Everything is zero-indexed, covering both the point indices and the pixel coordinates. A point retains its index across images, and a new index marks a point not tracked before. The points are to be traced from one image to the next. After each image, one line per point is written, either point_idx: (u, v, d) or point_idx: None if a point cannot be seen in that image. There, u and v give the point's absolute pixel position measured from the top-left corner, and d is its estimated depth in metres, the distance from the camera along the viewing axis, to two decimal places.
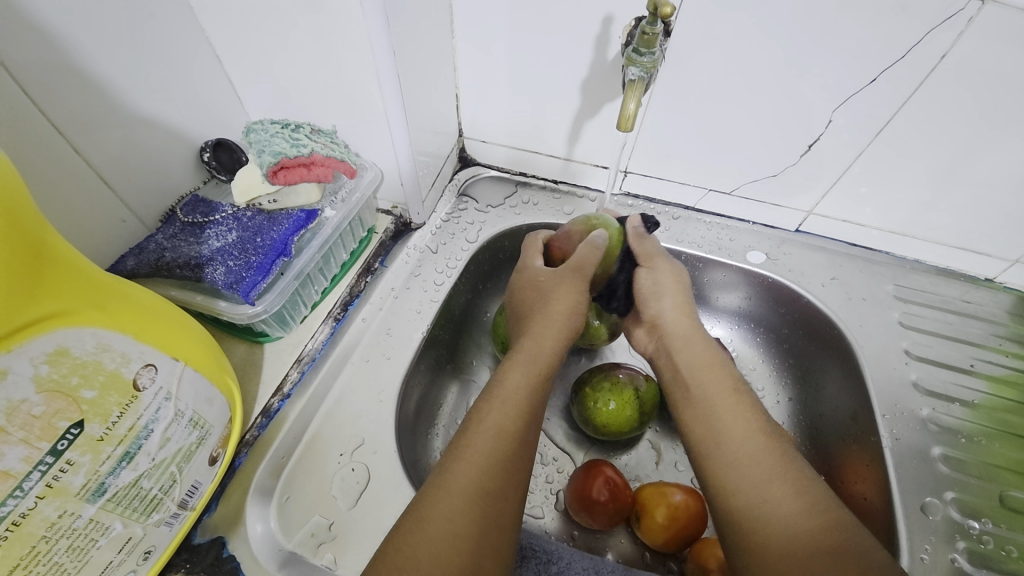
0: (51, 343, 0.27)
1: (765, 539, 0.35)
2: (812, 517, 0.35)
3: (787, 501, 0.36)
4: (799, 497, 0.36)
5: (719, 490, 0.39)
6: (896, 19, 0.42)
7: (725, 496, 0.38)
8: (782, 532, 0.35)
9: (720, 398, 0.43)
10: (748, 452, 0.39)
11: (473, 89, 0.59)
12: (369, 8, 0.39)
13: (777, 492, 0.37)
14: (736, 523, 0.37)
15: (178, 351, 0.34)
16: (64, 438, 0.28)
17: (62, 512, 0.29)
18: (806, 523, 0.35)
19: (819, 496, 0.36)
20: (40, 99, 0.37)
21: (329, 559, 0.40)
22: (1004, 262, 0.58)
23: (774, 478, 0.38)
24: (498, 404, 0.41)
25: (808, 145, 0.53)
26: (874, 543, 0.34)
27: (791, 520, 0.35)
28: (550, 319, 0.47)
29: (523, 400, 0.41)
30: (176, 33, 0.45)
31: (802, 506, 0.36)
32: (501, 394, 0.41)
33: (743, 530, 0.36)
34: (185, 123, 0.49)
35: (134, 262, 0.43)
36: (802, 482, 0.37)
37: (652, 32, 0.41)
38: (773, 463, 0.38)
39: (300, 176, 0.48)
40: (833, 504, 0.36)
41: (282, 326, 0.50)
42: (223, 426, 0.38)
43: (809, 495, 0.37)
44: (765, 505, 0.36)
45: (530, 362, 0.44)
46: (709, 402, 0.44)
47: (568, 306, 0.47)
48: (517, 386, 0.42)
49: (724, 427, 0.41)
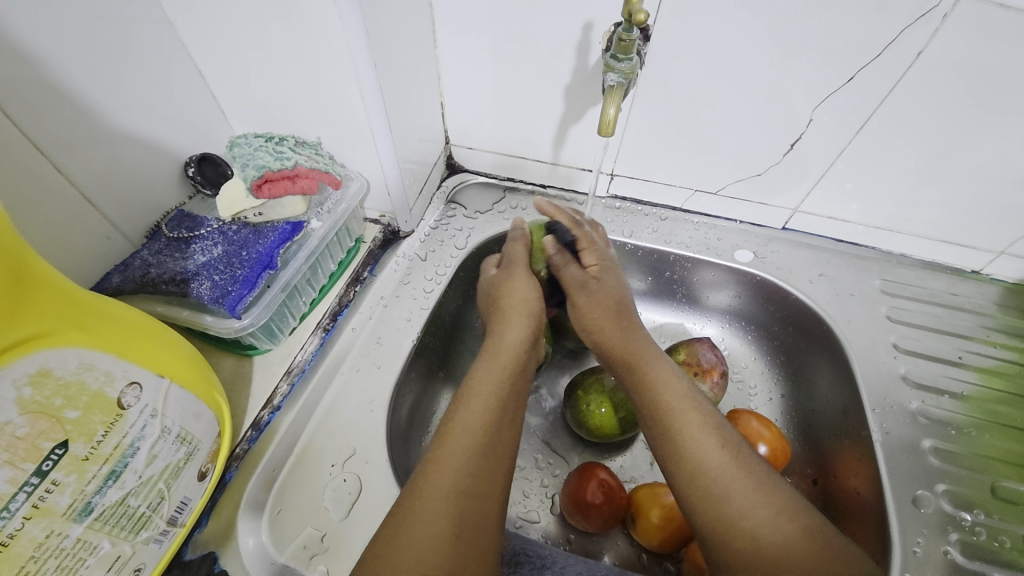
0: (33, 364, 0.27)
1: (738, 534, 0.37)
2: (783, 522, 0.36)
3: (758, 493, 0.38)
4: (766, 487, 0.38)
5: (689, 485, 0.39)
6: (870, 18, 0.42)
7: (697, 495, 0.39)
8: (755, 529, 0.36)
9: (681, 391, 0.44)
10: (712, 442, 0.40)
11: (458, 97, 0.59)
12: (349, 21, 0.39)
13: (745, 483, 0.38)
14: (709, 518, 0.38)
15: (164, 368, 0.34)
16: (49, 458, 0.28)
17: (50, 532, 0.29)
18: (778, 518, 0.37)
19: (787, 500, 0.38)
20: (21, 120, 0.37)
21: (321, 570, 0.40)
22: (990, 254, 0.58)
23: (741, 472, 0.39)
24: (465, 403, 0.42)
25: (791, 144, 0.54)
26: (839, 542, 0.36)
27: (760, 513, 0.37)
28: (510, 317, 0.48)
29: (493, 399, 0.42)
30: (158, 50, 0.45)
31: (772, 500, 0.37)
32: (468, 393, 0.42)
33: (714, 525, 0.38)
34: (169, 139, 0.49)
35: (120, 279, 0.43)
36: (763, 472, 0.39)
37: (629, 38, 0.42)
38: (740, 455, 0.40)
39: (284, 189, 0.48)
40: (798, 508, 0.38)
41: (271, 338, 0.50)
42: (212, 441, 0.38)
43: (771, 483, 0.39)
44: (736, 498, 0.38)
45: (494, 361, 0.45)
46: (666, 395, 0.44)
47: (524, 298, 0.50)
48: (485, 383, 0.43)
49: (689, 418, 0.42)
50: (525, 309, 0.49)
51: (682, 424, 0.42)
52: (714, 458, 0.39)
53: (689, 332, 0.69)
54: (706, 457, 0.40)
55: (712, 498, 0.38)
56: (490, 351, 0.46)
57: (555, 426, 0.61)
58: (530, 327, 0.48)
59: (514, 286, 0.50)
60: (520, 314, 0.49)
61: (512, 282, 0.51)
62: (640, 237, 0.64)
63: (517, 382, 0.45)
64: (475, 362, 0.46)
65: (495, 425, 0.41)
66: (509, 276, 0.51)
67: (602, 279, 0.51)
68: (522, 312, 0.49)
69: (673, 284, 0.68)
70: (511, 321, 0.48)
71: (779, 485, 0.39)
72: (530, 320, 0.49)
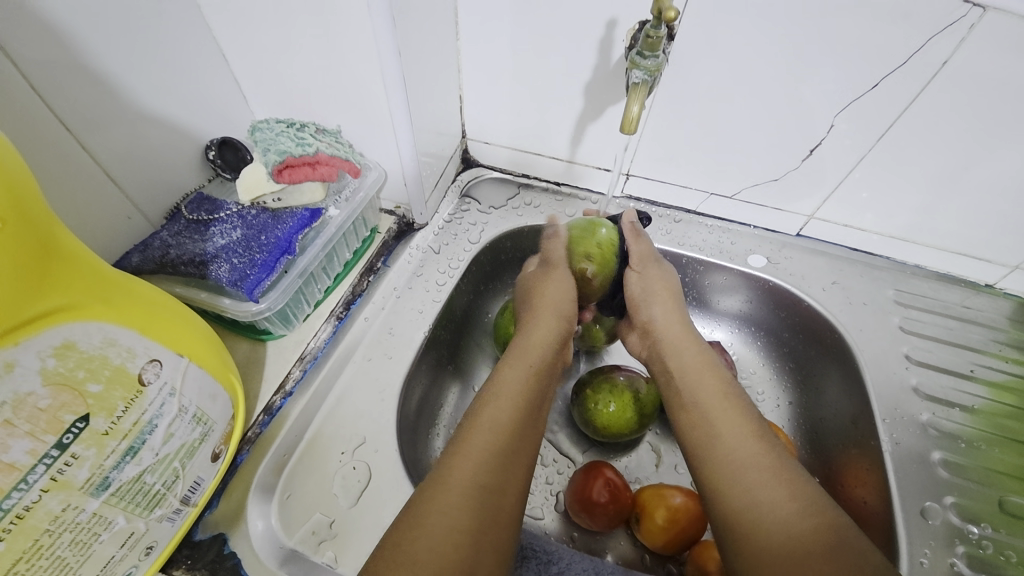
0: (58, 336, 0.27)
1: (759, 526, 0.35)
2: (806, 518, 0.34)
3: (781, 484, 0.37)
4: (790, 483, 0.37)
5: (713, 483, 0.39)
6: (896, 27, 0.42)
7: (721, 492, 0.38)
8: (776, 529, 0.35)
9: (713, 394, 0.44)
10: (744, 435, 0.40)
11: (477, 91, 0.59)
12: (376, 11, 0.40)
13: (769, 475, 0.37)
14: (730, 511, 0.37)
15: (183, 347, 0.35)
16: (70, 431, 0.28)
17: (66, 506, 0.29)
18: (802, 510, 0.35)
19: (814, 497, 0.36)
20: (49, 96, 0.37)
21: (329, 557, 0.40)
22: (1004, 268, 0.58)
23: (766, 465, 0.38)
24: (491, 401, 0.42)
25: (810, 150, 0.54)
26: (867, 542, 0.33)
27: (781, 505, 0.36)
28: (540, 317, 0.50)
29: (518, 398, 0.42)
30: (183, 32, 0.45)
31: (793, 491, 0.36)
32: (499, 389, 0.43)
33: (738, 518, 0.36)
34: (192, 121, 0.49)
35: (139, 258, 0.43)
36: (791, 467, 0.38)
37: (657, 36, 0.42)
38: (771, 453, 0.39)
39: (305, 175, 0.48)
40: (828, 505, 0.36)
41: (286, 324, 0.50)
42: (226, 423, 0.39)
43: (798, 478, 0.37)
44: (760, 489, 0.37)
45: (522, 359, 0.46)
46: (698, 393, 0.45)
47: (558, 298, 0.52)
48: (512, 381, 0.44)
49: (716, 416, 0.42)
50: (558, 308, 0.51)
51: (713, 419, 0.42)
52: (739, 451, 0.39)
53: (699, 335, 0.69)
54: (734, 448, 0.40)
55: (734, 493, 0.38)
56: (517, 351, 0.47)
57: (561, 422, 0.61)
58: (558, 331, 0.50)
59: (548, 285, 0.53)
60: (553, 315, 0.50)
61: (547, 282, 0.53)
62: (653, 238, 0.64)
63: (543, 384, 0.46)
64: (503, 360, 0.46)
65: (521, 421, 0.41)
66: (546, 275, 0.54)
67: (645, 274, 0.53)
68: (554, 311, 0.51)
69: (685, 286, 0.68)
70: (542, 320, 0.50)
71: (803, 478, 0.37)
72: (561, 321, 0.51)
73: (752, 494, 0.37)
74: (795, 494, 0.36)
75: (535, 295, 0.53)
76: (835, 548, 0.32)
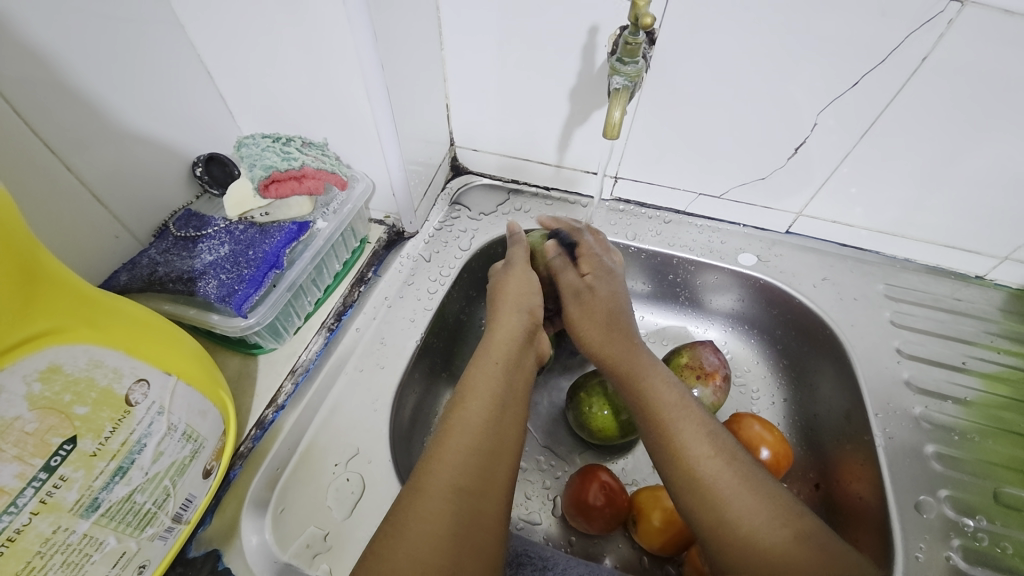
0: (43, 360, 0.28)
1: (733, 533, 0.36)
2: (780, 527, 0.35)
3: (746, 492, 0.37)
4: (758, 492, 0.37)
5: (685, 490, 0.39)
6: (875, 23, 0.43)
7: (693, 501, 0.38)
8: (751, 535, 0.35)
9: (675, 398, 0.44)
10: (705, 442, 0.41)
11: (464, 99, 0.59)
12: (357, 24, 0.40)
13: (730, 481, 0.38)
14: (703, 518, 0.37)
15: (171, 366, 0.35)
16: (58, 454, 0.28)
17: (57, 528, 0.29)
18: (771, 520, 0.35)
19: (788, 503, 0.37)
20: (33, 119, 0.38)
21: (325, 569, 0.40)
22: (993, 259, 0.58)
23: (732, 475, 0.38)
24: (463, 406, 0.42)
25: (796, 147, 0.54)
26: (844, 546, 0.34)
27: (754, 511, 0.36)
28: (505, 316, 0.50)
29: (489, 399, 0.42)
30: (168, 51, 0.46)
31: (761, 495, 0.37)
32: (465, 397, 0.43)
33: (711, 525, 0.37)
34: (178, 138, 0.49)
35: (127, 277, 0.43)
36: (755, 475, 0.39)
37: (636, 42, 0.42)
38: (734, 461, 0.39)
39: (291, 188, 0.49)
40: (802, 510, 0.37)
41: (277, 337, 0.50)
42: (217, 439, 0.39)
43: (765, 486, 0.38)
44: (729, 498, 0.37)
45: (489, 362, 0.46)
46: (661, 399, 0.44)
47: (518, 294, 0.52)
48: (483, 384, 0.44)
49: (684, 422, 0.42)
50: (524, 306, 0.51)
51: (679, 425, 0.42)
52: (706, 461, 0.39)
53: (692, 335, 0.69)
54: (700, 457, 0.40)
55: (705, 502, 0.38)
56: (484, 355, 0.47)
57: (556, 426, 0.61)
58: (523, 326, 0.50)
59: (511, 282, 0.53)
60: (513, 309, 0.51)
61: (509, 278, 0.54)
62: (643, 240, 0.65)
63: (515, 383, 0.46)
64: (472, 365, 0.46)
65: (495, 423, 0.41)
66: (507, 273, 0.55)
67: (598, 283, 0.53)
68: (520, 307, 0.51)
69: (676, 286, 0.68)
70: (507, 316, 0.50)
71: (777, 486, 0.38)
72: (524, 317, 0.51)
73: (720, 502, 0.37)
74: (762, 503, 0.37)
75: (499, 293, 0.53)
76: (809, 557, 0.33)
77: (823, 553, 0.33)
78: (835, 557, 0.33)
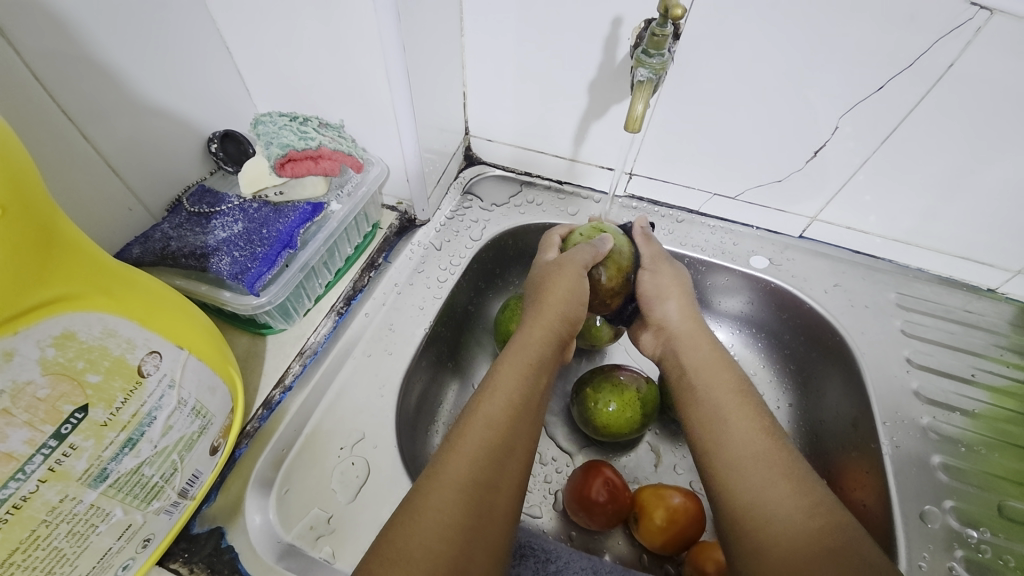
0: (58, 326, 0.27)
1: (761, 527, 0.35)
2: (811, 520, 0.34)
3: (784, 487, 0.36)
4: (793, 484, 0.36)
5: (721, 485, 0.39)
6: (904, 28, 0.42)
7: (728, 493, 0.38)
8: (781, 527, 0.34)
9: (721, 393, 0.44)
10: (750, 438, 0.40)
11: (481, 87, 0.59)
12: (381, 5, 0.39)
13: (768, 477, 0.37)
14: (734, 512, 0.37)
15: (183, 340, 0.34)
16: (68, 422, 0.28)
17: (64, 496, 0.29)
18: (800, 513, 0.35)
19: (821, 499, 0.36)
20: (52, 85, 0.37)
21: (327, 552, 0.40)
22: (1006, 272, 0.58)
23: (766, 468, 0.38)
24: (493, 393, 0.42)
25: (814, 151, 0.53)
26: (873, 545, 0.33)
27: (785, 504, 0.35)
28: (547, 309, 0.48)
29: (515, 393, 0.42)
30: (187, 24, 0.45)
31: (798, 492, 0.36)
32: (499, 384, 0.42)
33: (741, 518, 0.37)
34: (195, 114, 0.49)
35: (140, 250, 0.43)
36: (797, 471, 0.37)
37: (662, 34, 0.42)
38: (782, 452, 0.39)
39: (307, 169, 0.48)
40: (834, 506, 0.35)
41: (286, 318, 0.50)
42: (225, 416, 0.38)
43: (804, 483, 0.37)
44: (764, 489, 0.37)
45: (520, 356, 0.45)
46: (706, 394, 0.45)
47: (565, 294, 0.48)
48: (509, 380, 0.43)
49: (725, 415, 0.42)
50: (568, 302, 0.48)
51: (721, 420, 0.42)
52: (739, 457, 0.39)
53: None
54: (734, 454, 0.40)
55: (739, 490, 0.38)
56: (514, 347, 0.45)
57: (560, 421, 0.61)
58: (563, 324, 0.48)
59: (559, 278, 0.49)
60: (559, 308, 0.48)
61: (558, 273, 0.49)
62: (655, 238, 0.64)
63: (542, 378, 0.45)
64: (501, 358, 0.45)
65: (515, 421, 0.40)
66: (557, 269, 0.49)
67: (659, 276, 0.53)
68: (560, 305, 0.48)
69: None
70: (543, 316, 0.47)
71: (813, 482, 0.37)
72: (564, 315, 0.48)
73: (754, 497, 0.37)
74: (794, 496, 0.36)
75: (544, 288, 0.49)
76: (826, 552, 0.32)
77: (846, 547, 0.32)
78: (861, 553, 0.32)
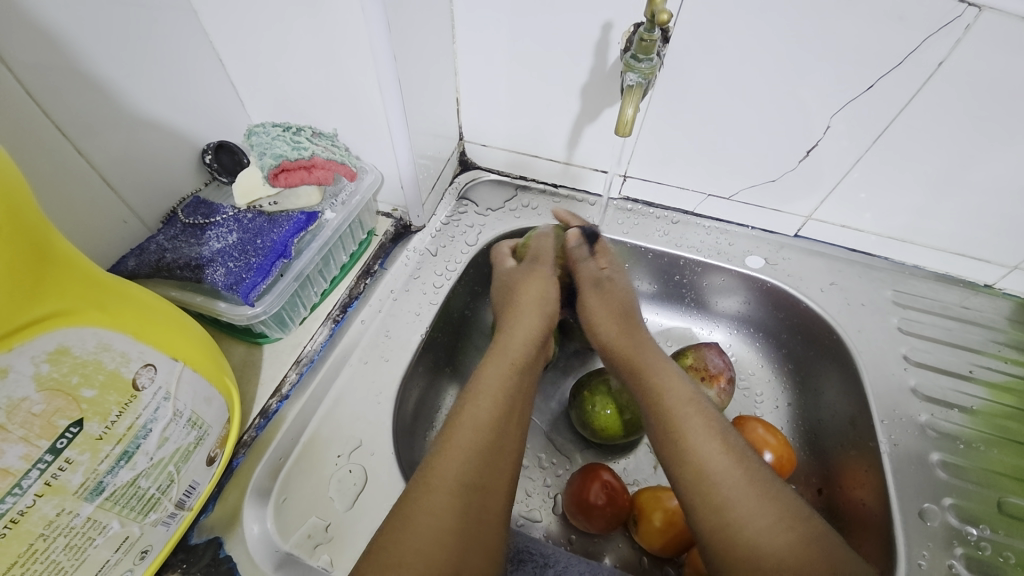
0: (52, 342, 0.28)
1: (737, 539, 0.36)
2: (782, 534, 0.35)
3: (754, 497, 0.37)
4: (766, 494, 0.37)
5: (693, 496, 0.39)
6: (893, 26, 0.42)
7: (700, 503, 0.38)
8: (757, 541, 0.35)
9: (684, 397, 0.44)
10: (715, 444, 0.40)
11: (475, 93, 0.59)
12: (371, 14, 0.40)
13: (741, 488, 0.38)
14: (708, 523, 0.37)
15: (178, 351, 0.35)
16: (63, 436, 0.28)
17: (61, 510, 0.29)
18: (776, 524, 0.36)
19: (790, 507, 0.37)
20: (45, 101, 0.37)
21: (325, 560, 0.40)
22: (1004, 268, 0.58)
23: (741, 478, 0.38)
24: (472, 401, 0.42)
25: (807, 151, 0.54)
26: (844, 552, 0.35)
27: (759, 517, 0.36)
28: (525, 316, 0.51)
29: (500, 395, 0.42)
30: (179, 37, 0.46)
31: (770, 502, 0.37)
32: (476, 389, 0.43)
33: (714, 530, 0.37)
34: (188, 125, 0.49)
35: (135, 262, 0.43)
36: (765, 478, 0.38)
37: (650, 38, 0.42)
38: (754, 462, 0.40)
39: (301, 178, 0.48)
40: (803, 514, 0.37)
41: (282, 327, 0.50)
42: (221, 426, 0.39)
43: (772, 490, 0.38)
44: (736, 501, 0.37)
45: (501, 360, 0.46)
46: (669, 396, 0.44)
47: (537, 298, 0.52)
48: (493, 380, 0.44)
49: (693, 419, 0.42)
50: (540, 306, 0.52)
51: (687, 424, 0.42)
52: (716, 462, 0.39)
53: (697, 336, 0.69)
54: (709, 459, 0.40)
55: (719, 496, 0.38)
56: (497, 351, 0.47)
57: (558, 424, 0.61)
58: (539, 328, 0.50)
59: (529, 285, 0.53)
60: (534, 314, 0.51)
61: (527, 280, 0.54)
62: (651, 240, 0.64)
63: (524, 381, 0.45)
64: (484, 362, 0.46)
65: (503, 422, 0.41)
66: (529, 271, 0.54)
67: (614, 280, 0.55)
68: (536, 310, 0.51)
69: (682, 287, 0.68)
70: (523, 320, 0.50)
71: (780, 489, 0.38)
72: (542, 318, 0.51)
73: (728, 506, 0.37)
74: (769, 507, 0.37)
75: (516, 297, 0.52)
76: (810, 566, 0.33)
77: (823, 561, 0.34)
78: (833, 564, 0.33)
